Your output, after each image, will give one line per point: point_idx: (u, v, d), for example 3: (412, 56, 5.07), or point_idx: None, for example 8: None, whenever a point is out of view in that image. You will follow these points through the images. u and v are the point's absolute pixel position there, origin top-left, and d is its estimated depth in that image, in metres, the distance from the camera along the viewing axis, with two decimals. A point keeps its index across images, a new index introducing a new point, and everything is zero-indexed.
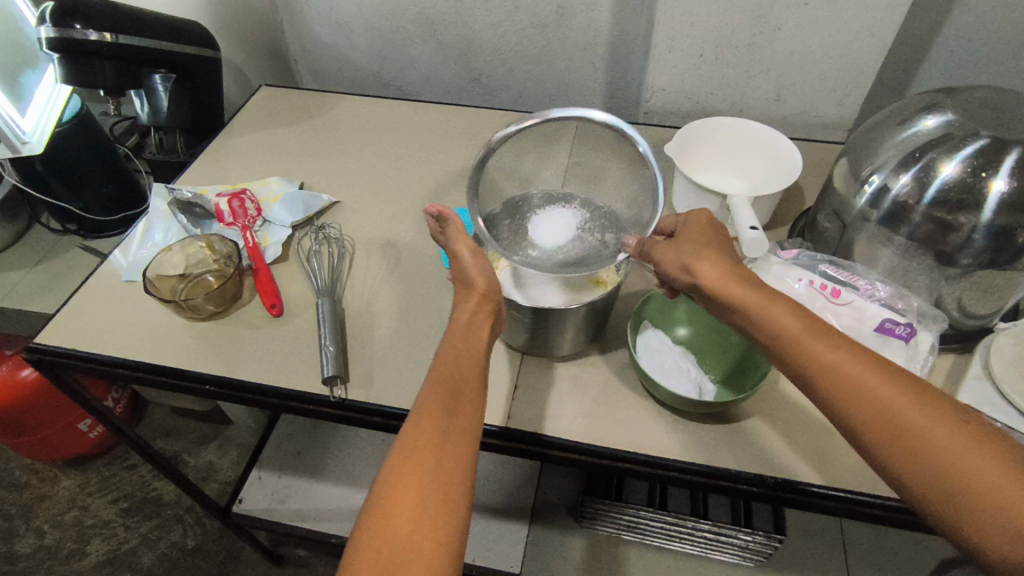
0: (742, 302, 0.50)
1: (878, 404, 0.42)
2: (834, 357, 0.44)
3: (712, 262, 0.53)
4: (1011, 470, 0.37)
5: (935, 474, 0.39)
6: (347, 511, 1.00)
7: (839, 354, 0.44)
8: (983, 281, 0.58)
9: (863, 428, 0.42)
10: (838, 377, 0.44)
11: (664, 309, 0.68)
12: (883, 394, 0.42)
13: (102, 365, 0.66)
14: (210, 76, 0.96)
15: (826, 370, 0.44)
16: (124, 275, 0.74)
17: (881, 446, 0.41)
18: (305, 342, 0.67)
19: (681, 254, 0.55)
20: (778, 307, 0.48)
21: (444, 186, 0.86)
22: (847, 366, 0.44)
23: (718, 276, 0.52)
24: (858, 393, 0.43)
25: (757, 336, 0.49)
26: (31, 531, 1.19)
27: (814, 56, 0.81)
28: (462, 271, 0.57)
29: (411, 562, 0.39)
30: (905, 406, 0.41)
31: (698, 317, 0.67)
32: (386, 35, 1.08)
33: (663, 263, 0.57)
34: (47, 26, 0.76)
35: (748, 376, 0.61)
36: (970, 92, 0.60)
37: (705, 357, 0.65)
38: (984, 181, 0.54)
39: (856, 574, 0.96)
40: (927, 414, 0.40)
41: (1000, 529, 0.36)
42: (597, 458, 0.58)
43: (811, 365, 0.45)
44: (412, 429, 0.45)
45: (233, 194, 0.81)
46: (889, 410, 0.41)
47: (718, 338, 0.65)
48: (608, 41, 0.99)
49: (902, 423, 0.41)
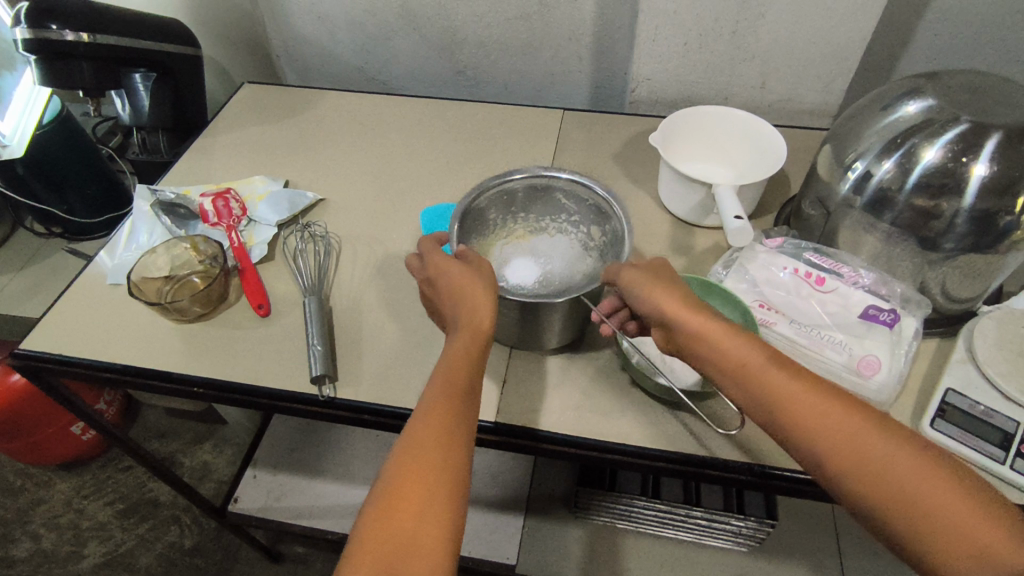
0: (710, 337, 0.48)
1: (849, 444, 0.42)
2: (802, 397, 0.44)
3: (679, 299, 0.51)
4: (967, 497, 0.39)
5: (908, 510, 0.39)
6: (343, 507, 1.00)
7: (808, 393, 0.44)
8: (966, 264, 0.58)
9: (834, 467, 0.42)
10: (809, 419, 0.43)
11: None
12: (840, 420, 0.43)
13: (88, 370, 0.66)
14: (192, 75, 0.95)
15: (797, 411, 0.44)
16: (108, 278, 0.73)
17: (854, 484, 0.41)
18: (293, 341, 0.67)
19: (649, 286, 0.53)
20: (748, 338, 0.48)
21: (431, 182, 0.85)
22: (810, 398, 0.44)
23: (679, 307, 0.51)
24: (830, 430, 0.42)
25: (723, 371, 0.48)
26: (26, 535, 1.19)
27: (798, 43, 0.81)
28: (451, 297, 0.54)
29: (415, 559, 0.39)
30: (876, 443, 0.41)
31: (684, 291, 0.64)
32: (369, 29, 1.07)
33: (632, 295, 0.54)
34: (23, 27, 0.75)
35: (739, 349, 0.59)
36: (952, 76, 0.60)
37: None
38: (965, 166, 0.54)
39: (847, 556, 0.97)
40: (887, 441, 0.41)
41: (963, 557, 0.37)
42: (587, 450, 0.59)
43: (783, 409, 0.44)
44: (416, 428, 0.45)
45: (217, 194, 0.80)
46: (861, 449, 0.41)
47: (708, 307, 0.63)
48: (593, 31, 0.99)
49: (874, 460, 0.41)
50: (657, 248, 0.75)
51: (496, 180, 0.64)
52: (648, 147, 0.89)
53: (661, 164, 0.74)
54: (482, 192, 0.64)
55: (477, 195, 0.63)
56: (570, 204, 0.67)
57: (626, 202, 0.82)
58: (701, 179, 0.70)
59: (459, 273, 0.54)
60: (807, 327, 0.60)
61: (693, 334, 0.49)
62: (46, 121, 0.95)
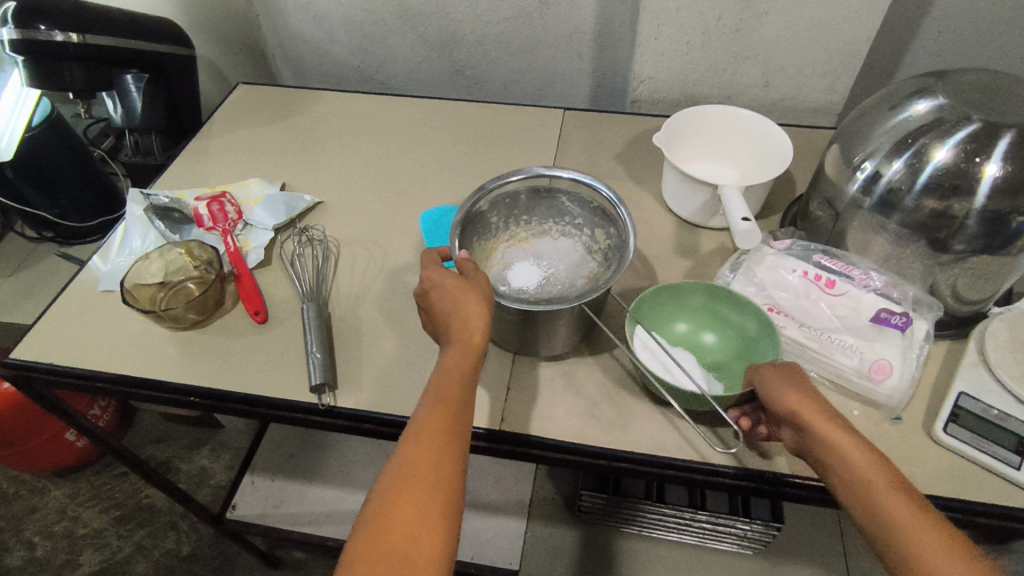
0: (852, 455, 0.45)
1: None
2: (940, 546, 0.40)
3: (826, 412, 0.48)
4: None
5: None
6: (343, 513, 0.99)
7: (947, 545, 0.40)
8: (977, 266, 0.57)
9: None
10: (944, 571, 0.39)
11: (653, 302, 0.64)
12: (906, 514, 0.42)
13: (81, 379, 0.64)
14: (186, 75, 0.93)
15: (928, 556, 0.40)
16: (101, 284, 0.72)
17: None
18: (291, 348, 0.65)
19: (796, 391, 0.50)
20: (840, 423, 0.47)
21: (430, 183, 0.84)
22: (883, 485, 0.44)
23: (824, 418, 0.48)
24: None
25: (803, 444, 0.49)
26: (21, 543, 1.17)
27: (803, 41, 0.80)
28: (443, 311, 0.52)
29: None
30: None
31: (692, 301, 0.64)
32: (366, 28, 1.05)
33: (769, 394, 0.51)
34: (9, 27, 0.73)
35: (762, 349, 0.58)
36: (962, 75, 0.58)
37: (711, 342, 0.62)
38: (977, 166, 0.53)
39: (853, 558, 0.96)
40: (947, 548, 0.40)
41: None
42: (593, 458, 0.57)
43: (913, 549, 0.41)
44: (408, 445, 0.43)
45: (212, 197, 0.77)
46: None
47: (721, 314, 0.62)
48: (594, 30, 0.98)
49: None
50: (660, 250, 0.74)
51: (498, 183, 0.62)
52: (651, 147, 0.87)
53: (665, 165, 0.73)
54: (479, 198, 0.62)
55: (475, 201, 0.61)
56: (573, 206, 0.65)
57: (630, 203, 0.80)
58: (705, 180, 0.69)
59: (453, 286, 0.52)
60: (816, 330, 0.59)
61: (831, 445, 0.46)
62: (36, 124, 0.92)
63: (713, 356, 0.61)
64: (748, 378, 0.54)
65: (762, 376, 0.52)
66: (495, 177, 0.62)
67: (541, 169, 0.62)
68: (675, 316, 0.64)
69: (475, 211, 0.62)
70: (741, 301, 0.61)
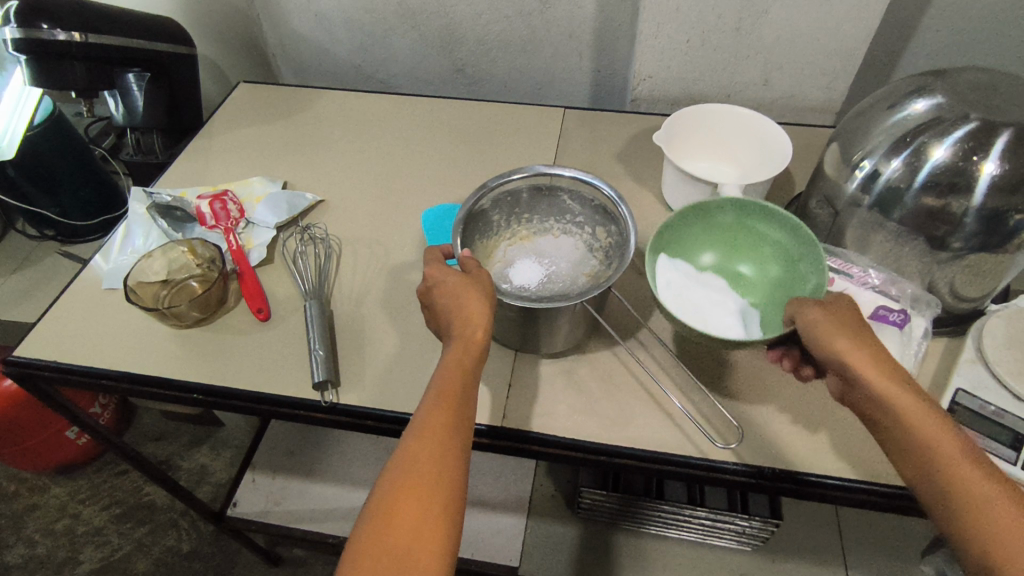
0: (899, 394, 0.45)
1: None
2: (984, 484, 0.41)
3: (873, 353, 0.48)
4: None
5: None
6: (343, 510, 1.00)
7: (989, 483, 0.41)
8: (974, 264, 0.58)
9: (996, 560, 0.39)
10: (985, 508, 0.40)
11: (685, 230, 0.64)
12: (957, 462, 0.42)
13: (84, 376, 0.64)
14: (187, 74, 0.93)
15: (971, 495, 0.41)
16: (103, 283, 0.72)
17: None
18: (294, 346, 0.66)
19: (850, 339, 0.49)
20: (889, 367, 0.47)
21: (431, 182, 0.84)
22: (933, 432, 0.44)
23: (871, 360, 0.47)
24: (1006, 522, 0.39)
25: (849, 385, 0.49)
26: (22, 541, 1.17)
27: (802, 40, 0.80)
28: (444, 307, 0.52)
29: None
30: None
31: (724, 220, 0.64)
32: (367, 27, 1.05)
33: (822, 342, 0.50)
34: (12, 26, 0.73)
35: (802, 272, 0.59)
36: (960, 74, 0.59)
37: (749, 266, 0.64)
38: (975, 165, 0.53)
39: (850, 554, 0.97)
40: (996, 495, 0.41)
41: None
42: (593, 454, 0.58)
43: (956, 488, 0.42)
44: (410, 441, 0.44)
45: (215, 196, 0.79)
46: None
47: (755, 236, 0.63)
48: (593, 29, 0.98)
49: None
50: None
51: (502, 181, 0.63)
52: (651, 145, 0.88)
53: (665, 163, 0.73)
54: (481, 195, 0.62)
55: (477, 197, 0.61)
56: (574, 204, 0.66)
57: (630, 201, 0.81)
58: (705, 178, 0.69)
59: (455, 283, 0.52)
60: None
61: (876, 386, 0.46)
62: (37, 123, 0.92)
63: (749, 283, 0.63)
64: (790, 316, 0.53)
65: (806, 318, 0.51)
66: (498, 175, 0.63)
67: (543, 166, 0.63)
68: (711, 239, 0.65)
69: (477, 208, 0.63)
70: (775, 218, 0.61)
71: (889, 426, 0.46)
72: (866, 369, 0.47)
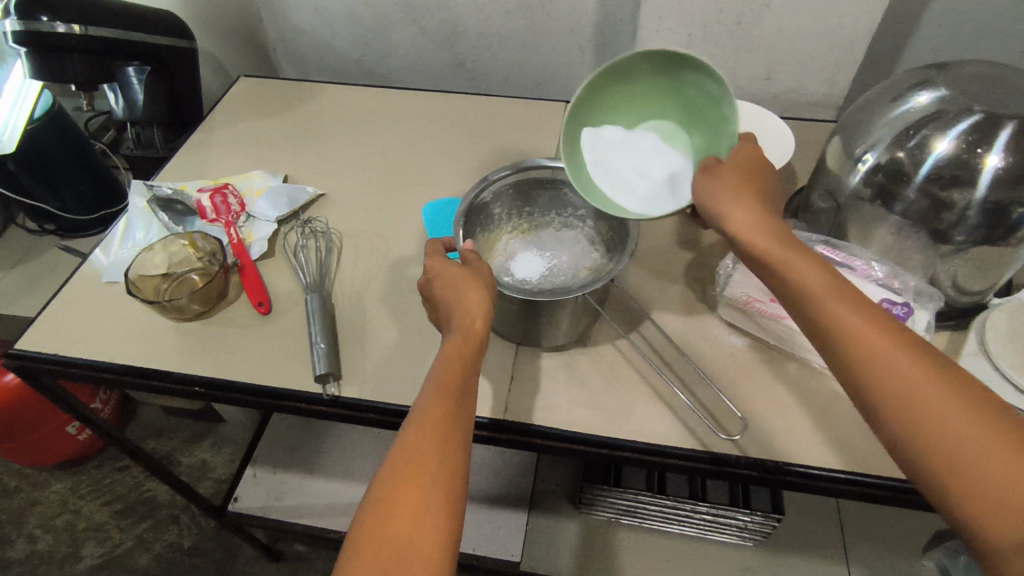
0: (834, 301, 0.43)
1: (972, 451, 0.36)
2: (919, 376, 0.39)
3: (805, 259, 0.46)
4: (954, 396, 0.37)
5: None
6: (345, 505, 1.00)
7: (934, 385, 0.38)
8: (977, 257, 0.58)
9: (942, 473, 0.36)
10: (925, 416, 0.37)
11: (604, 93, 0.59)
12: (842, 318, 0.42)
13: (85, 370, 0.64)
14: (187, 68, 0.93)
15: (904, 394, 0.38)
16: (104, 276, 0.72)
17: (965, 501, 0.35)
18: (295, 339, 0.66)
19: (732, 203, 0.50)
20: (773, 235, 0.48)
21: (433, 176, 0.84)
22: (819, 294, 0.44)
23: (794, 262, 0.46)
24: (949, 428, 0.37)
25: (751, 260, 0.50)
26: (23, 536, 1.17)
27: (804, 34, 0.80)
28: (443, 299, 0.52)
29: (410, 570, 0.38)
30: (1003, 457, 0.35)
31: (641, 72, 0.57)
32: (368, 21, 1.05)
33: (719, 218, 0.51)
34: (12, 18, 0.73)
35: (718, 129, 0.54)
36: (964, 66, 0.59)
37: (677, 116, 0.59)
38: (978, 157, 0.53)
39: (851, 549, 0.97)
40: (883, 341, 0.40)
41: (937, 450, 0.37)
42: (595, 447, 0.58)
43: (896, 398, 0.39)
44: (410, 433, 0.43)
45: (215, 189, 0.78)
46: (989, 461, 0.35)
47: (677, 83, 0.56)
48: (595, 23, 0.98)
49: (996, 472, 0.35)
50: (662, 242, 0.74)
51: (506, 173, 0.62)
52: None
53: None
54: (481, 189, 0.62)
55: (477, 192, 0.61)
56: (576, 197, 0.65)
57: None
58: None
59: (455, 275, 0.53)
60: None
61: (813, 294, 0.44)
62: (37, 117, 0.92)
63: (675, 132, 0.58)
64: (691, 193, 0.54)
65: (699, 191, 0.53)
66: (497, 169, 0.62)
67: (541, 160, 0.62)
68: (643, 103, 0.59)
69: (478, 202, 0.63)
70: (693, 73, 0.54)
71: (826, 337, 0.43)
72: (801, 279, 0.45)
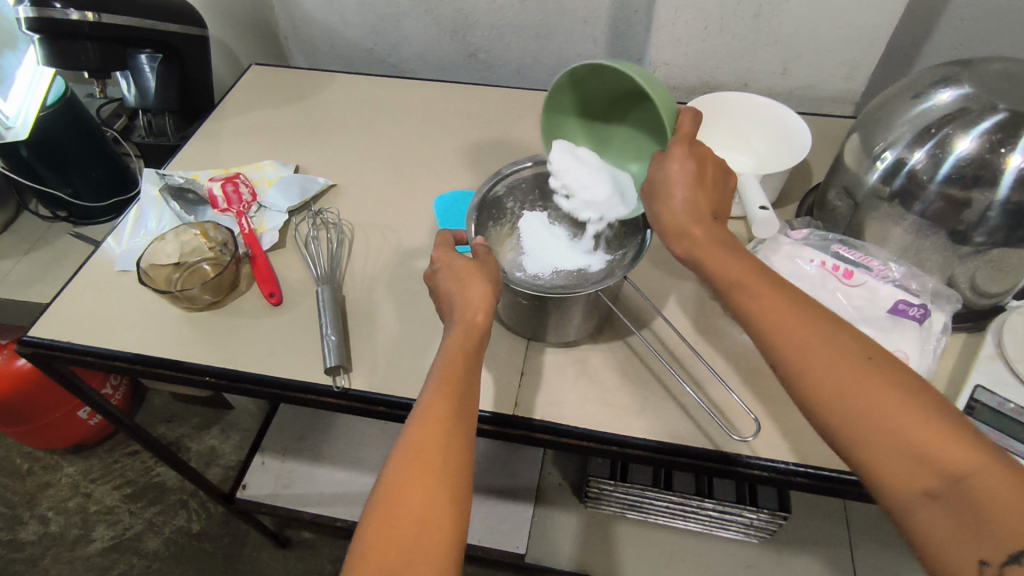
0: (750, 285, 0.43)
1: (878, 413, 0.36)
2: (846, 363, 0.38)
3: (724, 250, 0.46)
4: (878, 380, 0.37)
5: (933, 488, 0.34)
6: (351, 495, 1.00)
7: (857, 367, 0.38)
8: (996, 259, 0.57)
9: (850, 440, 0.37)
10: (832, 388, 0.38)
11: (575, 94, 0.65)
12: (779, 304, 0.42)
13: (96, 358, 0.64)
14: (200, 56, 0.92)
15: (832, 381, 0.38)
16: (117, 264, 0.72)
17: (872, 465, 0.36)
18: (306, 330, 0.66)
19: (687, 188, 0.49)
20: (715, 233, 0.48)
21: (443, 168, 0.83)
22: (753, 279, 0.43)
23: (722, 256, 0.46)
24: (853, 395, 0.37)
25: (686, 250, 0.48)
26: (35, 518, 1.19)
27: (823, 29, 0.79)
28: (448, 290, 0.52)
29: (415, 570, 0.37)
30: (904, 413, 0.36)
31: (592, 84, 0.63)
32: (379, 10, 1.04)
33: (655, 216, 0.51)
34: (26, 6, 0.73)
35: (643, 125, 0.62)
36: (989, 63, 0.57)
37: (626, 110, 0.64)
38: (1001, 157, 0.52)
39: (857, 549, 0.97)
40: (813, 330, 0.40)
41: (876, 438, 0.36)
42: (605, 444, 0.57)
43: (810, 379, 0.39)
44: (413, 430, 0.42)
45: (226, 179, 0.79)
46: (892, 420, 0.36)
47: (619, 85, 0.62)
48: (609, 14, 0.97)
49: (926, 447, 0.35)
50: None
51: (523, 166, 0.66)
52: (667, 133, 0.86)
53: None
54: (494, 180, 0.64)
55: (490, 183, 0.63)
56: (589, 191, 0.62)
57: None
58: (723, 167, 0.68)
59: (462, 267, 0.52)
60: None
61: (731, 279, 0.44)
62: (49, 103, 0.93)
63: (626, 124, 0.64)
64: (652, 171, 0.52)
65: (662, 172, 0.50)
66: (512, 164, 0.65)
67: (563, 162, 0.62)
68: (631, 134, 0.64)
69: (491, 197, 0.64)
70: (558, 103, 0.65)
71: (743, 319, 0.44)
72: (719, 266, 0.46)
